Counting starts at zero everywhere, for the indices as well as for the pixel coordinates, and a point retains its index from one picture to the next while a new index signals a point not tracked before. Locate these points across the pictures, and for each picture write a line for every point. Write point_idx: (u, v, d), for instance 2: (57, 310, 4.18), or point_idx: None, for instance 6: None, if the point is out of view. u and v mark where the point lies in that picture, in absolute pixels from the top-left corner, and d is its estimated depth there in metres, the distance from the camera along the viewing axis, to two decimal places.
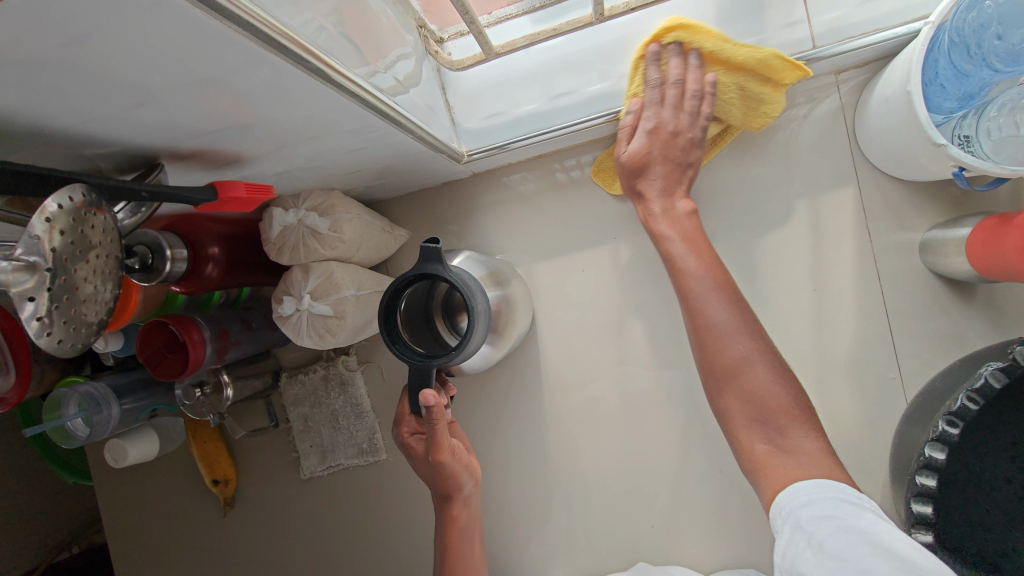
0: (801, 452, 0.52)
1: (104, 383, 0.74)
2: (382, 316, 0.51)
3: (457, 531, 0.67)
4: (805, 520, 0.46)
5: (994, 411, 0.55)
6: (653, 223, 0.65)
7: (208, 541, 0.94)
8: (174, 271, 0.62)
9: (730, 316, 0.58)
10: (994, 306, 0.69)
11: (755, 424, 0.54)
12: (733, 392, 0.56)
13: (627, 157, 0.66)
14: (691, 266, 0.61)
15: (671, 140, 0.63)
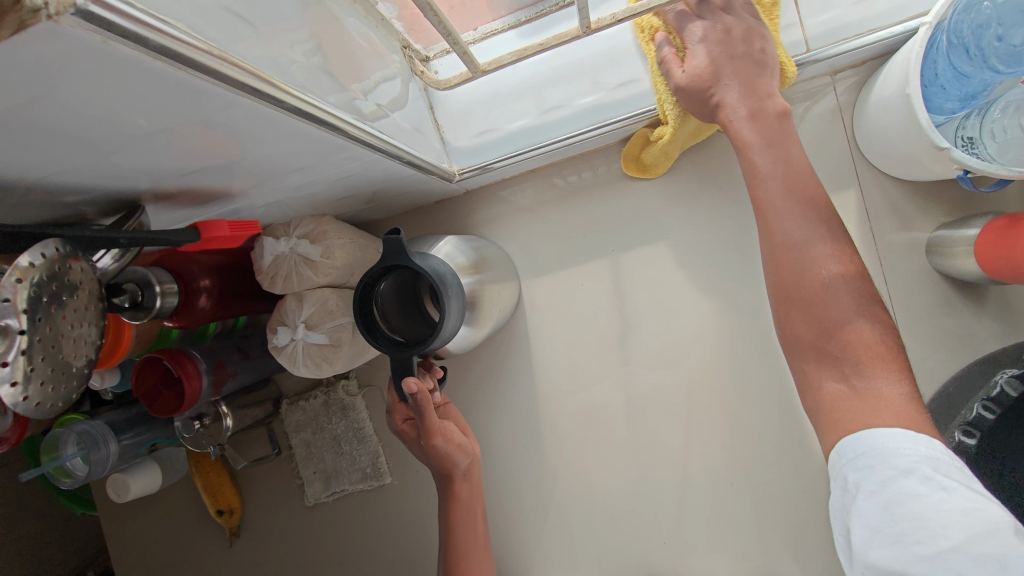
0: (881, 398, 0.45)
1: (101, 420, 0.72)
2: (357, 307, 0.49)
3: (458, 510, 0.66)
4: (853, 483, 0.42)
5: (1011, 421, 0.54)
6: (735, 126, 0.55)
7: (216, 571, 0.93)
8: (165, 306, 0.61)
9: (811, 231, 0.51)
10: (1004, 306, 0.67)
11: (826, 357, 0.48)
12: (798, 337, 0.51)
13: (692, 77, 0.58)
14: (763, 165, 0.54)
15: (731, 36, 0.57)
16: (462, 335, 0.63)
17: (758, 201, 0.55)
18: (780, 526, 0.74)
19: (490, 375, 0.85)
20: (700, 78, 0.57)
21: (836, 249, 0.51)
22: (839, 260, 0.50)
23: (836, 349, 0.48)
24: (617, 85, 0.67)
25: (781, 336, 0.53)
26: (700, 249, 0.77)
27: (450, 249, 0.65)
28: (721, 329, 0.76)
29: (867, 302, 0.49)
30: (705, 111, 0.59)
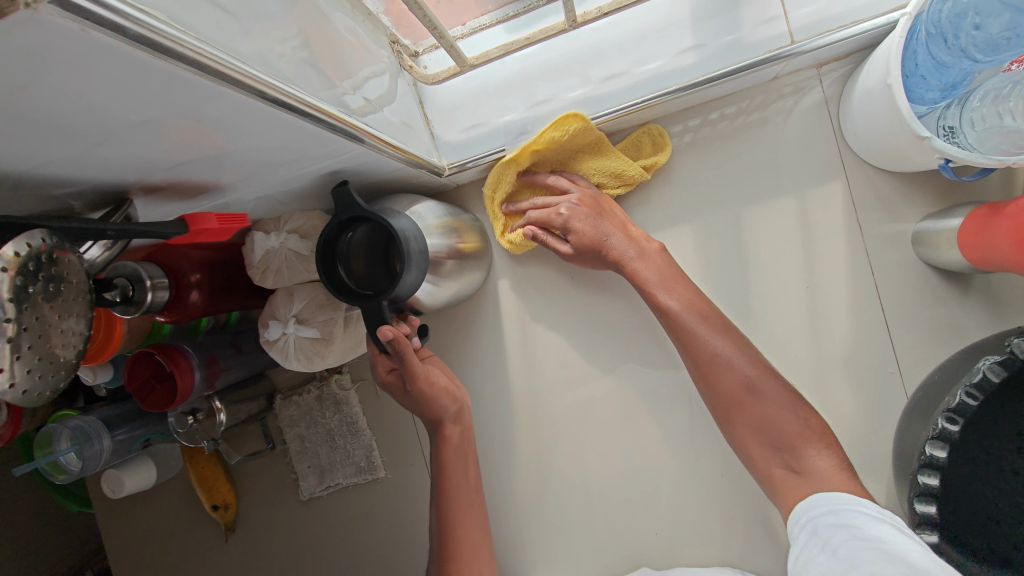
0: (816, 472, 0.57)
1: (94, 415, 0.73)
2: (321, 251, 0.52)
3: (450, 450, 0.69)
4: (818, 525, 0.51)
5: (994, 409, 0.54)
6: (636, 269, 0.69)
7: (212, 566, 0.94)
8: (156, 301, 0.62)
9: (725, 344, 0.64)
10: (991, 294, 0.68)
11: (769, 447, 0.60)
12: (746, 441, 0.62)
13: (579, 249, 0.71)
14: (672, 301, 0.66)
15: (599, 204, 0.72)
16: (427, 289, 0.63)
17: (673, 329, 0.66)
18: (770, 517, 0.74)
19: (481, 369, 0.85)
20: (588, 245, 0.70)
21: (749, 355, 0.64)
22: (750, 364, 0.63)
23: (777, 438, 0.60)
24: (605, 79, 0.67)
25: (727, 432, 0.65)
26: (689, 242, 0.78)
27: (427, 209, 0.66)
28: None
29: (790, 397, 0.61)
30: (602, 263, 0.72)
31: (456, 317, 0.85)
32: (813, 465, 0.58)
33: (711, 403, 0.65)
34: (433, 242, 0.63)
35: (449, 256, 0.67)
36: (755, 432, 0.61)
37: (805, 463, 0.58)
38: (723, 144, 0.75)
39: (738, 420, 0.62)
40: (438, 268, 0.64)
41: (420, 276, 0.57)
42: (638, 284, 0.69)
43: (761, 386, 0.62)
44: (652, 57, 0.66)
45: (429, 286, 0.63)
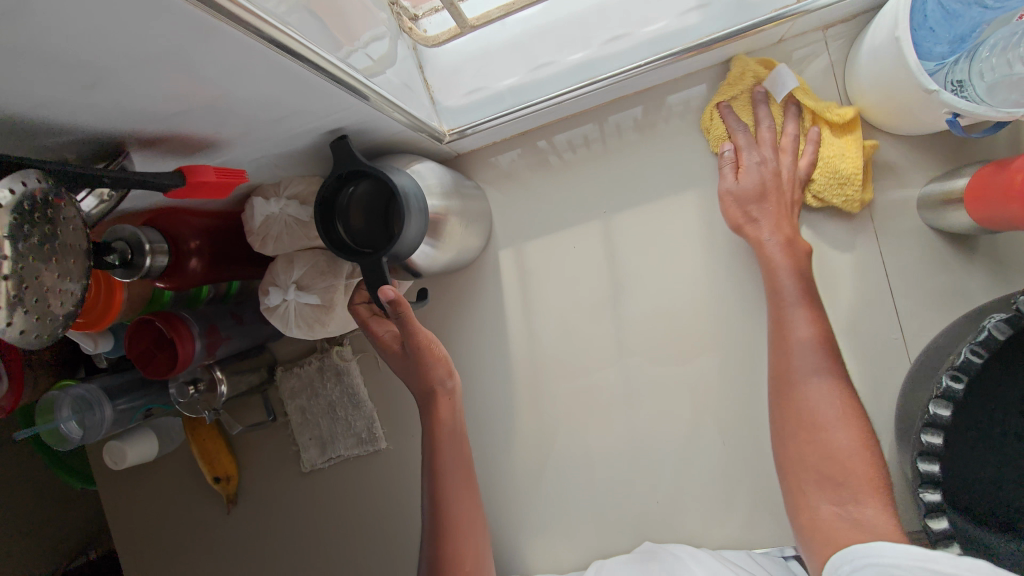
0: (870, 523, 0.51)
1: (95, 385, 0.72)
2: (319, 205, 0.55)
3: (443, 435, 0.68)
4: (877, 572, 0.44)
5: (999, 368, 0.59)
6: (769, 250, 0.67)
7: (214, 539, 0.94)
8: (156, 266, 0.62)
9: (823, 363, 0.61)
10: (996, 257, 0.67)
11: (823, 481, 0.55)
12: (803, 458, 0.57)
13: (739, 185, 0.69)
14: (788, 288, 0.65)
15: (779, 178, 0.68)
16: (424, 251, 0.63)
17: (778, 323, 0.65)
18: (773, 484, 0.74)
19: (483, 340, 0.84)
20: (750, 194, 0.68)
21: (845, 391, 0.59)
22: (845, 396, 0.58)
23: (839, 476, 0.54)
24: (608, 41, 0.66)
25: (781, 454, 0.61)
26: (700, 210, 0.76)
27: (428, 171, 0.66)
28: (714, 290, 0.76)
29: (870, 447, 0.55)
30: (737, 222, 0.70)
31: (457, 288, 0.85)
32: (868, 518, 0.51)
33: (774, 404, 0.63)
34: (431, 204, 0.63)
35: (448, 219, 0.67)
36: (811, 455, 0.57)
37: (861, 516, 0.52)
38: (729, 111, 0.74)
39: (803, 440, 0.58)
40: (435, 232, 0.64)
41: (418, 235, 0.59)
42: (765, 259, 0.67)
43: (835, 424, 0.57)
44: (654, 16, 0.65)
45: (428, 248, 0.64)
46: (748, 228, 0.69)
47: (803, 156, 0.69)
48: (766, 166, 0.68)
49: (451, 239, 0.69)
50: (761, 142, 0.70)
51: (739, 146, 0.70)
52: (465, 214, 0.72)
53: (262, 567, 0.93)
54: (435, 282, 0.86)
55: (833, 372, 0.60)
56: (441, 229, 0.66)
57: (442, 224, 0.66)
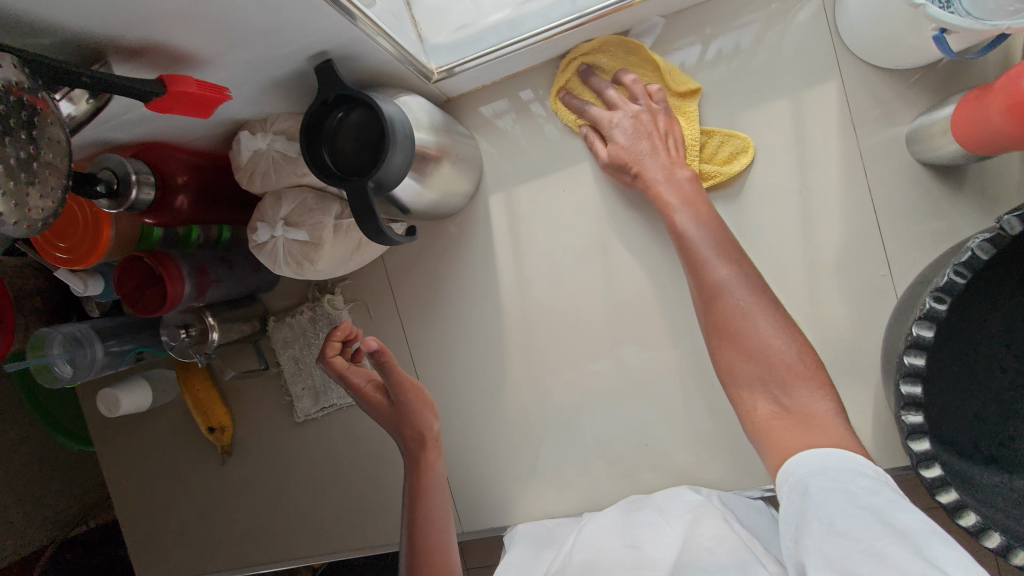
0: (811, 416, 0.53)
1: (87, 325, 0.73)
2: (304, 129, 0.56)
3: (429, 476, 0.72)
4: (812, 490, 0.46)
5: (984, 304, 0.66)
6: (661, 191, 0.70)
7: (209, 490, 0.96)
8: (142, 199, 0.62)
9: (733, 275, 0.63)
10: (984, 190, 0.67)
11: (757, 382, 0.58)
12: (733, 367, 0.60)
13: (614, 148, 0.73)
14: (684, 222, 0.67)
15: (642, 120, 0.72)
16: (409, 185, 0.63)
17: (686, 252, 0.67)
18: None
19: (472, 286, 0.84)
20: (626, 154, 0.72)
21: (757, 291, 0.62)
22: (758, 297, 0.62)
23: (766, 372, 0.57)
24: None
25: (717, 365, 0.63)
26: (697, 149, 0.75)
27: (415, 105, 0.65)
28: None
29: (792, 334, 0.59)
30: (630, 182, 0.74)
31: (447, 235, 0.85)
32: (805, 404, 0.54)
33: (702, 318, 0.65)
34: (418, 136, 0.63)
35: (435, 155, 0.67)
36: (744, 358, 0.59)
37: (798, 405, 0.55)
38: (718, 49, 0.73)
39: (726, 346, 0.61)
40: (422, 162, 0.64)
41: (405, 160, 0.59)
42: (658, 203, 0.70)
43: (758, 314, 0.60)
44: None
45: (413, 183, 0.64)
46: (638, 181, 0.72)
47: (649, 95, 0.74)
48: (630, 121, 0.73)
49: (439, 177, 0.69)
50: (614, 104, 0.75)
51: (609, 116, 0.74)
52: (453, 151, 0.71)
53: (258, 517, 0.94)
54: (424, 230, 0.85)
55: (742, 276, 0.63)
56: (428, 164, 0.65)
57: (429, 157, 0.65)
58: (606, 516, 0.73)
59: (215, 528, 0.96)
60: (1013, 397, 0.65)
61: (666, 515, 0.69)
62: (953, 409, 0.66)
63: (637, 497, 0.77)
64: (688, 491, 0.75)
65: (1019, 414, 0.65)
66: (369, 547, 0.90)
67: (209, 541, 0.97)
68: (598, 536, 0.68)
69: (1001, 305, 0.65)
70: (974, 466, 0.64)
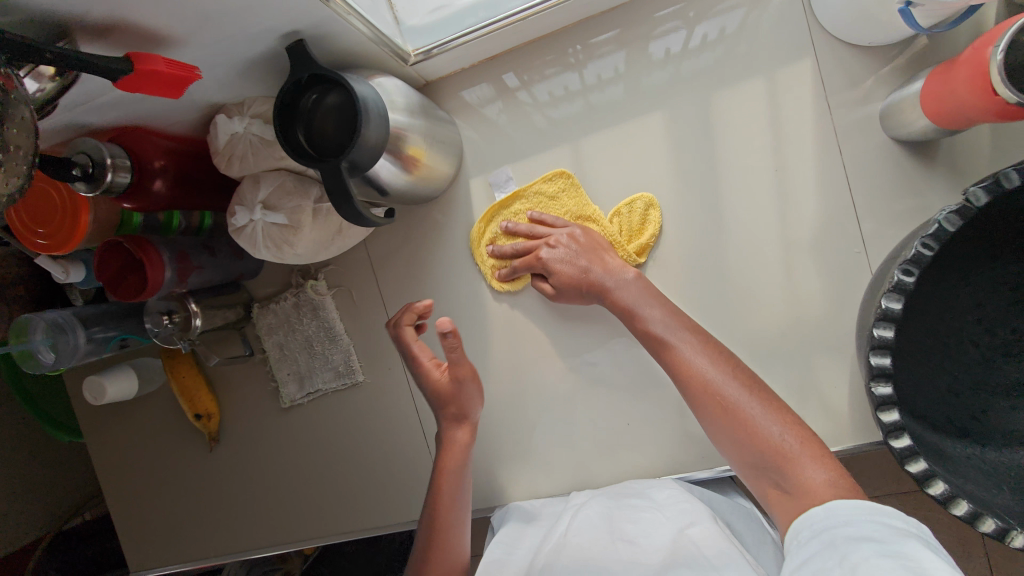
0: (814, 488, 0.52)
1: (69, 312, 0.73)
2: (277, 110, 0.56)
3: (456, 451, 0.73)
4: (838, 538, 0.45)
5: (958, 278, 0.66)
6: (623, 301, 0.70)
7: (198, 476, 0.96)
8: (119, 182, 0.63)
9: (710, 363, 0.63)
10: (956, 166, 0.68)
11: (758, 469, 0.57)
12: (731, 458, 0.59)
13: (559, 272, 0.74)
14: (654, 320, 0.67)
15: (577, 237, 0.75)
16: (385, 167, 0.64)
17: (658, 350, 0.66)
18: None
19: (455, 270, 0.85)
20: (575, 273, 0.73)
21: (736, 371, 0.62)
22: (736, 379, 0.61)
23: (759, 458, 0.56)
24: None
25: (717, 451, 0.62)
26: (675, 129, 0.76)
27: (392, 87, 0.65)
28: (684, 212, 0.76)
29: (773, 411, 0.58)
30: (590, 294, 0.74)
31: (430, 219, 0.85)
32: (805, 479, 0.53)
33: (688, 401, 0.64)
34: (393, 117, 0.63)
35: (412, 137, 0.67)
36: (736, 444, 0.58)
37: (797, 483, 0.53)
38: (694, 29, 0.74)
39: (721, 437, 0.60)
40: (398, 143, 0.64)
41: (380, 139, 0.59)
42: (625, 317, 0.69)
43: (740, 398, 0.60)
44: None
45: (389, 165, 0.64)
46: (605, 291, 0.72)
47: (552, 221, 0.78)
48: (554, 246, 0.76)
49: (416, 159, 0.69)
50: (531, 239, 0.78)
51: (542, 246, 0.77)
52: (430, 133, 0.71)
53: (248, 502, 0.95)
54: (406, 214, 0.85)
55: (714, 361, 0.63)
56: (405, 147, 0.66)
57: (405, 138, 0.65)
58: (596, 501, 0.74)
59: (204, 515, 0.97)
60: (982, 369, 0.67)
61: (658, 507, 0.70)
62: (926, 384, 0.67)
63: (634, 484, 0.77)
64: (678, 483, 0.76)
65: (988, 386, 0.66)
66: (357, 529, 0.91)
67: (199, 527, 0.97)
68: (588, 525, 0.68)
69: (973, 280, 0.66)
70: (947, 440, 0.65)
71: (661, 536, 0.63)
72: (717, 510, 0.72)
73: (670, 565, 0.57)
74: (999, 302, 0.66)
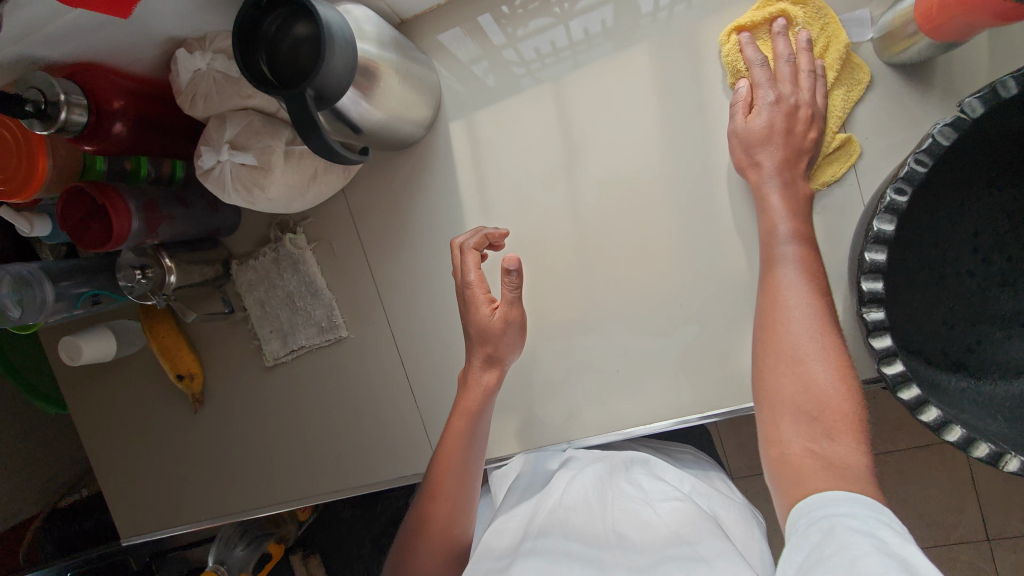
0: (845, 465, 0.48)
1: (37, 265, 0.71)
2: (237, 34, 0.53)
3: (479, 391, 0.71)
4: (839, 527, 0.43)
5: (954, 208, 0.64)
6: (767, 191, 0.65)
7: (184, 439, 0.95)
8: (75, 121, 0.60)
9: (805, 296, 0.57)
10: (952, 92, 0.66)
11: (800, 417, 0.52)
12: (778, 392, 0.54)
13: (747, 126, 0.66)
14: (781, 225, 0.63)
15: (793, 112, 0.65)
16: (354, 102, 0.61)
17: (768, 260, 0.62)
18: (729, 345, 0.74)
19: (438, 218, 0.82)
20: (757, 135, 0.65)
21: (829, 317, 0.56)
22: (825, 329, 0.55)
23: (816, 410, 0.51)
24: None
25: (757, 385, 0.57)
26: (660, 61, 0.73)
27: (361, 16, 0.62)
28: (670, 150, 0.73)
29: (849, 376, 0.52)
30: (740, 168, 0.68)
31: (411, 165, 0.82)
32: (840, 455, 0.49)
33: (758, 326, 0.60)
34: (362, 46, 0.60)
35: (384, 72, 0.64)
36: (790, 388, 0.53)
37: (834, 454, 0.49)
38: None
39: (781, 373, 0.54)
40: (369, 75, 0.61)
41: (348, 67, 0.56)
42: (760, 204, 0.65)
43: (822, 349, 0.54)
44: None
45: (359, 101, 0.61)
46: (750, 169, 0.67)
47: (817, 90, 0.66)
48: (778, 102, 0.65)
49: (388, 95, 0.66)
50: (777, 75, 0.67)
51: (755, 83, 0.67)
52: (404, 68, 0.68)
53: (236, 465, 0.94)
54: (386, 161, 0.83)
55: (813, 298, 0.57)
56: (375, 82, 0.62)
57: (376, 71, 0.62)
58: (586, 471, 0.71)
59: (192, 480, 0.96)
60: (977, 301, 0.65)
61: (648, 500, 0.67)
62: (920, 318, 0.66)
63: (628, 459, 0.75)
64: (672, 473, 0.74)
65: (983, 317, 0.65)
66: (346, 489, 0.90)
67: (188, 491, 0.96)
68: (580, 500, 0.66)
69: (967, 209, 0.64)
70: (942, 374, 0.64)
71: (655, 532, 0.60)
72: (705, 502, 0.70)
73: (676, 540, 0.57)
74: (997, 231, 0.64)
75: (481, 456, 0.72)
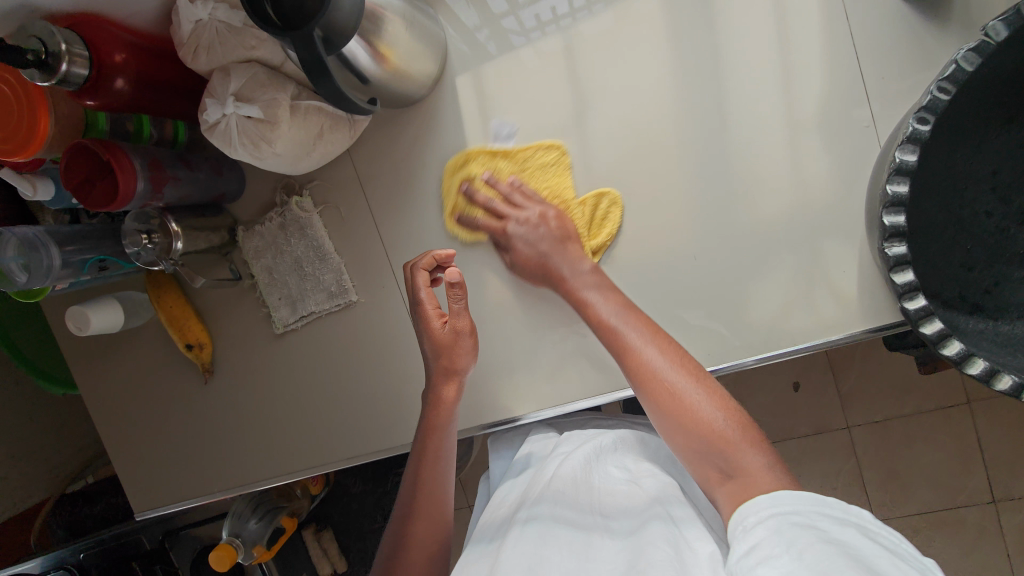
0: (754, 472, 0.55)
1: (42, 228, 0.70)
2: None
3: (446, 407, 0.71)
4: (782, 523, 0.47)
5: (972, 144, 0.64)
6: (584, 292, 0.71)
7: (195, 411, 0.94)
8: (75, 75, 0.58)
9: (649, 344, 0.64)
10: (970, 29, 0.65)
11: (702, 454, 0.58)
12: (676, 438, 0.60)
13: (528, 247, 0.75)
14: (604, 309, 0.69)
15: (544, 222, 0.76)
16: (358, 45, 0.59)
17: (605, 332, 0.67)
18: (746, 295, 0.73)
19: (446, 178, 0.81)
20: (536, 255, 0.75)
21: (673, 352, 0.64)
22: (677, 365, 0.63)
23: (709, 444, 0.58)
24: None
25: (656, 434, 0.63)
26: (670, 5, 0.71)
27: None
28: (682, 99, 0.72)
29: (716, 395, 0.60)
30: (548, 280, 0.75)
31: (417, 123, 0.81)
32: (750, 466, 0.55)
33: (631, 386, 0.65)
34: None
35: (390, 18, 0.62)
36: (679, 431, 0.60)
37: (743, 466, 0.56)
38: None
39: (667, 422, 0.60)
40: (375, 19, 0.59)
41: (355, 12, 0.55)
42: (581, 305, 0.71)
43: (679, 384, 0.61)
44: None
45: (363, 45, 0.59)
46: (566, 284, 0.73)
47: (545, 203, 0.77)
48: (543, 218, 0.76)
49: (396, 41, 0.64)
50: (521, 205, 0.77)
51: (506, 216, 0.77)
52: (410, 16, 0.66)
53: (248, 437, 0.93)
54: (392, 120, 0.81)
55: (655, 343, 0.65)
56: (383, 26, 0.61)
57: (382, 15, 0.61)
58: (576, 453, 0.72)
59: (203, 453, 0.95)
60: (994, 241, 0.65)
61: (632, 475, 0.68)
62: (939, 259, 0.65)
63: (616, 437, 0.74)
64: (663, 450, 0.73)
65: (1001, 255, 0.65)
66: (359, 456, 0.90)
67: (200, 465, 0.96)
68: (571, 477, 0.67)
69: (984, 146, 0.64)
70: (961, 315, 0.63)
71: (634, 500, 0.63)
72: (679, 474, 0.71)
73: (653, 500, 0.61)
74: (1015, 167, 0.64)
75: (453, 446, 0.73)
